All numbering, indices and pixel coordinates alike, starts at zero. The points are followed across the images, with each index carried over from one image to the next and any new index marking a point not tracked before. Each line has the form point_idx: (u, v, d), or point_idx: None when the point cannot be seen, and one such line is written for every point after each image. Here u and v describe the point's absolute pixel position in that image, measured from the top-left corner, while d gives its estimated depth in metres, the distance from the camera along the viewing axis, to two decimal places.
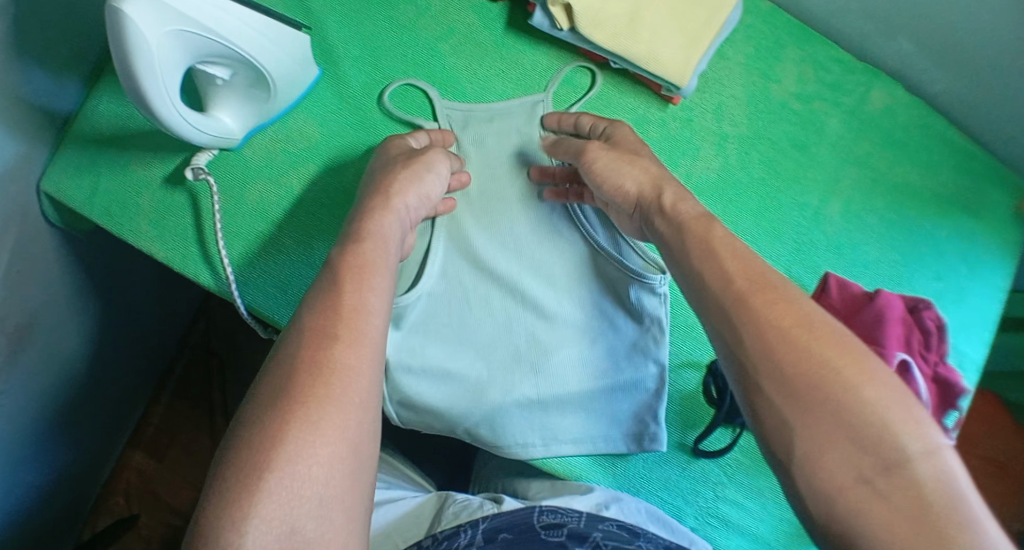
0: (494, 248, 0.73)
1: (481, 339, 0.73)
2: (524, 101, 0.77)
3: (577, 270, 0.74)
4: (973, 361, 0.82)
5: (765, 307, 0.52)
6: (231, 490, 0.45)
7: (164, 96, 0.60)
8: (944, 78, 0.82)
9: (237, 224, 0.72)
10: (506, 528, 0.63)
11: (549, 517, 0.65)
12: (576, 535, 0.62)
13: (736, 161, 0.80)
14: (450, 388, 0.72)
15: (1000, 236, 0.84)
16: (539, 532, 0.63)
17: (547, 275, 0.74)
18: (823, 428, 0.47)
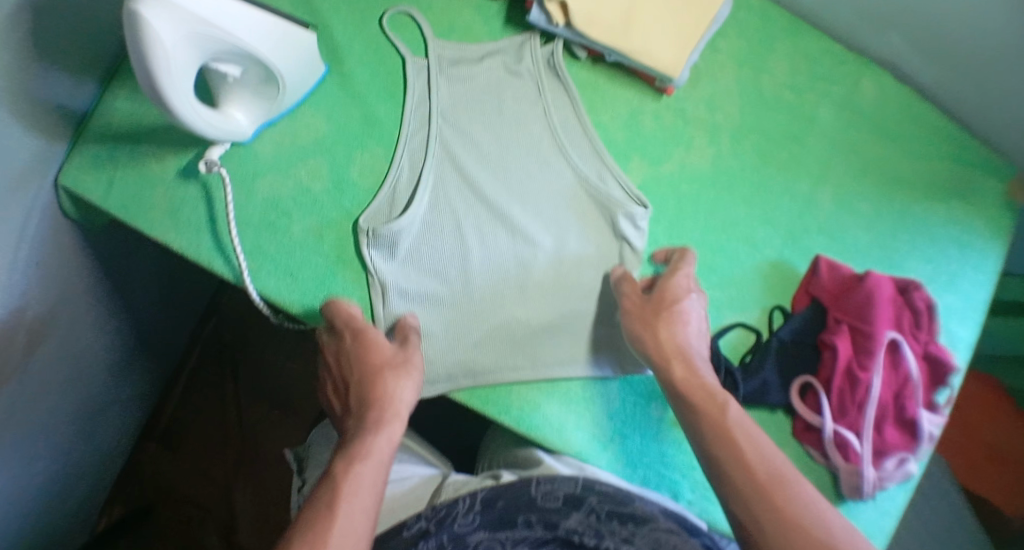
0: (484, 179, 0.77)
1: (473, 263, 0.76)
2: (514, 41, 0.82)
3: (564, 200, 0.79)
4: (965, 341, 0.83)
5: (763, 484, 0.60)
6: None
7: (181, 94, 0.63)
8: (932, 68, 0.84)
9: (248, 216, 0.75)
10: (503, 496, 0.69)
11: (546, 485, 0.69)
12: (572, 500, 0.67)
13: (729, 150, 0.82)
14: (442, 311, 0.75)
15: (993, 222, 0.86)
16: (537, 498, 0.68)
17: (535, 205, 0.78)
18: (792, 525, 0.58)
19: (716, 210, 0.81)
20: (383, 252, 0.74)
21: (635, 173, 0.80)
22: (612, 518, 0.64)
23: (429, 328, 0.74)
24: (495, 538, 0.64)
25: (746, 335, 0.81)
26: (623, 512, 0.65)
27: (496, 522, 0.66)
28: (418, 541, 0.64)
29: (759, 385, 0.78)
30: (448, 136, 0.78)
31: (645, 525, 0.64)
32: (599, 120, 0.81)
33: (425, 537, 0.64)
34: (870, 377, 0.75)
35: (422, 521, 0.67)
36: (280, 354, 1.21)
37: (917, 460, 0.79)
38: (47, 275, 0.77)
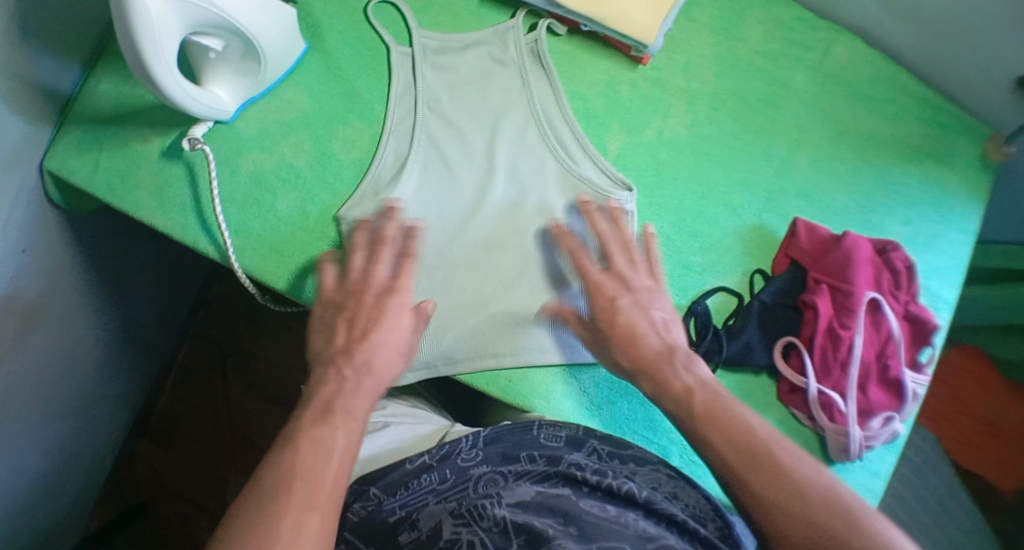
0: (465, 165, 0.78)
1: (457, 250, 0.76)
2: (496, 30, 0.81)
3: (549, 186, 0.79)
4: (946, 301, 0.84)
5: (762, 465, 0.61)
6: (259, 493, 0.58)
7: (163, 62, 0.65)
8: (902, 31, 0.86)
9: (232, 193, 0.76)
10: (507, 432, 0.71)
11: (548, 428, 0.71)
12: (574, 441, 0.69)
13: (707, 117, 0.84)
14: (425, 298, 0.75)
15: (966, 181, 0.87)
16: (539, 437, 0.70)
17: (520, 191, 0.78)
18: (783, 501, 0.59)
19: (696, 176, 0.83)
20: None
21: (614, 141, 0.82)
22: (612, 458, 0.68)
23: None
24: (498, 472, 0.67)
25: (729, 298, 0.81)
26: (623, 454, 0.69)
27: (499, 458, 0.69)
28: (419, 475, 0.70)
29: (743, 346, 0.78)
30: (431, 125, 0.78)
31: (646, 466, 0.68)
32: (577, 91, 0.82)
33: (428, 472, 0.69)
34: (852, 335, 0.76)
35: (425, 457, 0.71)
36: (269, 349, 1.19)
37: (903, 418, 0.79)
38: (35, 260, 0.77)
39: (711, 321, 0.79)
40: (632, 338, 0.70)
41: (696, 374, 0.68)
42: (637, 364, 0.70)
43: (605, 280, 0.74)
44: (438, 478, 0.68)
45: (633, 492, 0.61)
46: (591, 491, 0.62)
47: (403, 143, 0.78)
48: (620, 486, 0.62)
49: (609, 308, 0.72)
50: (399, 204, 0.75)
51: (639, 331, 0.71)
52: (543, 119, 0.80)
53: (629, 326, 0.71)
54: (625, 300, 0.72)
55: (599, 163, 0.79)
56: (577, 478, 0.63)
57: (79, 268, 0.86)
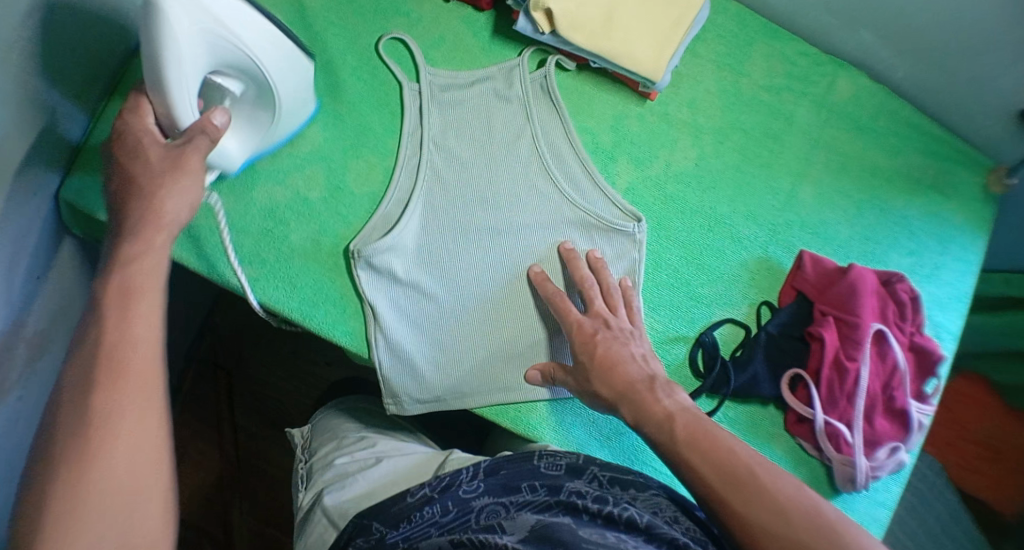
0: (471, 198, 0.79)
1: (463, 282, 0.77)
2: (502, 67, 0.82)
3: (555, 217, 0.80)
4: (950, 331, 0.86)
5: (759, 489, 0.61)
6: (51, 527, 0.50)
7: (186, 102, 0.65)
8: (904, 66, 0.87)
9: (243, 225, 0.77)
10: (506, 463, 0.71)
11: (548, 458, 0.71)
12: (574, 469, 0.69)
13: (711, 150, 0.85)
14: (432, 332, 0.77)
15: (968, 214, 0.89)
16: (540, 467, 0.70)
17: (526, 223, 0.79)
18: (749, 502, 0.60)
19: (701, 209, 0.84)
20: (372, 276, 0.76)
21: (622, 174, 0.83)
22: (613, 484, 0.67)
23: (417, 352, 0.76)
24: (499, 502, 0.66)
25: (736, 330, 0.82)
26: (624, 480, 0.68)
27: (500, 488, 0.68)
28: (420, 507, 0.68)
29: (750, 377, 0.79)
30: (437, 163, 0.79)
31: (646, 491, 0.67)
32: (585, 125, 0.83)
33: (429, 504, 0.68)
34: (858, 367, 0.77)
35: (425, 488, 0.70)
36: (273, 374, 1.18)
37: (909, 448, 0.80)
38: (47, 290, 0.78)
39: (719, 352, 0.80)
40: (615, 366, 0.70)
41: (677, 399, 0.68)
42: (617, 393, 0.69)
43: (586, 320, 0.74)
44: (439, 510, 0.67)
45: (633, 517, 0.61)
46: (591, 519, 0.61)
47: (409, 180, 0.79)
48: (620, 513, 0.61)
49: (588, 342, 0.72)
50: (406, 239, 0.77)
51: (619, 360, 0.70)
52: (549, 152, 0.81)
53: (608, 356, 0.70)
54: (605, 335, 0.72)
55: (608, 194, 0.80)
56: (578, 506, 0.63)
57: (85, 295, 0.87)
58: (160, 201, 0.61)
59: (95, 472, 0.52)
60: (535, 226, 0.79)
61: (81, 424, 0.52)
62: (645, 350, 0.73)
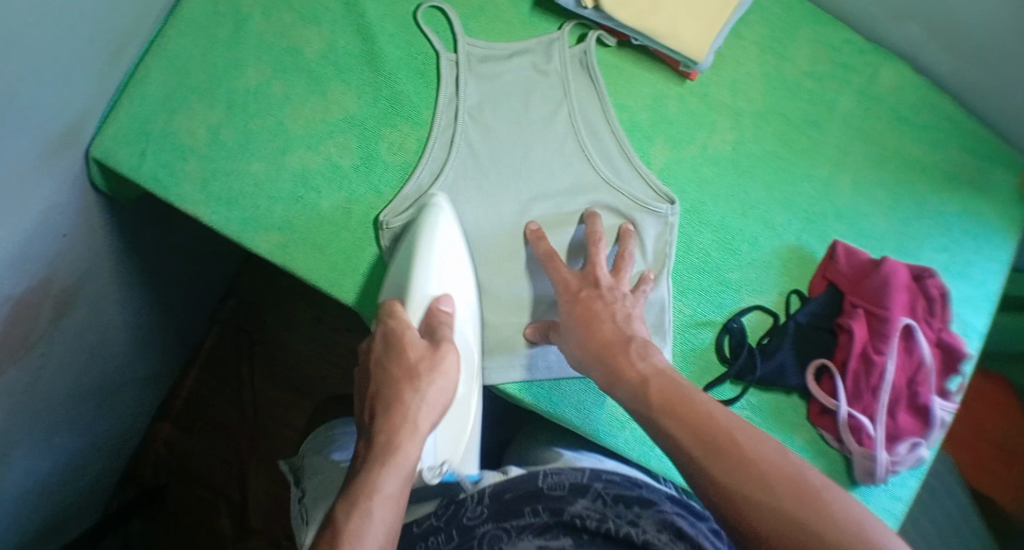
0: (504, 173, 0.78)
1: (490, 258, 0.78)
2: (541, 40, 0.81)
3: (586, 197, 0.79)
4: (977, 329, 0.85)
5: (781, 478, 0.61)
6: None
7: (416, 302, 0.71)
8: (950, 60, 0.86)
9: (275, 189, 0.76)
10: (511, 489, 0.72)
11: (552, 477, 0.72)
12: (578, 488, 0.71)
13: (750, 135, 0.84)
14: None
15: (1003, 213, 0.87)
16: (544, 488, 0.71)
17: (558, 202, 0.78)
18: (751, 483, 0.56)
19: (735, 194, 0.83)
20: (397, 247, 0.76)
21: (658, 155, 0.82)
22: (617, 503, 0.69)
23: None
24: (501, 527, 0.68)
25: (763, 317, 0.82)
26: (628, 498, 0.70)
27: (502, 511, 0.69)
28: (425, 537, 0.69)
29: (776, 366, 0.79)
30: (466, 137, 0.78)
31: (650, 509, 0.68)
32: (623, 103, 0.82)
33: (434, 533, 0.70)
34: (886, 361, 0.77)
35: (431, 517, 0.71)
36: (296, 338, 1.19)
37: (929, 445, 0.80)
38: (75, 246, 0.77)
39: (746, 340, 0.80)
40: (593, 324, 0.70)
41: (652, 361, 0.67)
42: (593, 351, 0.69)
43: (576, 277, 0.74)
44: (444, 538, 0.69)
45: (630, 534, 0.64)
46: (591, 538, 0.65)
47: (442, 152, 0.78)
48: (619, 531, 0.65)
49: (574, 299, 0.72)
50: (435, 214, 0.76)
51: (599, 317, 0.70)
52: (585, 130, 0.80)
53: (589, 315, 0.71)
54: (589, 293, 0.72)
55: (643, 176, 0.79)
56: (579, 527, 0.66)
57: (114, 254, 0.86)
58: (427, 397, 0.64)
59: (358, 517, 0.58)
60: (568, 204, 0.79)
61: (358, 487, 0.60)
62: (631, 311, 0.72)
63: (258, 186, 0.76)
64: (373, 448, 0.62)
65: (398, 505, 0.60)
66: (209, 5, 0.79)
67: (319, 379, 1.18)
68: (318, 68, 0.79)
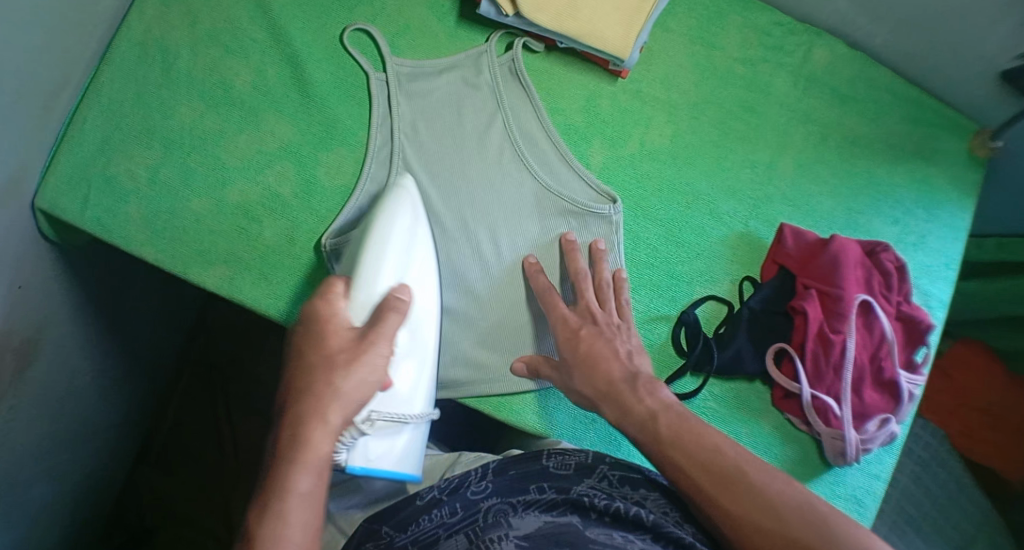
0: (455, 190, 0.78)
1: (465, 280, 0.78)
2: (470, 52, 0.81)
3: (532, 209, 0.79)
4: (939, 299, 0.85)
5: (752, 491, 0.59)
6: None
7: (359, 303, 0.66)
8: (881, 32, 0.86)
9: (219, 224, 0.76)
10: (515, 466, 0.71)
11: (558, 456, 0.70)
12: (585, 468, 0.69)
13: (688, 125, 0.84)
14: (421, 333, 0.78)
15: (952, 179, 0.87)
16: (549, 467, 0.69)
17: (514, 218, 0.79)
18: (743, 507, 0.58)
19: (678, 186, 0.83)
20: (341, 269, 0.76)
21: (596, 155, 0.82)
22: (624, 485, 0.67)
23: None
24: (506, 501, 0.66)
25: (718, 307, 0.81)
26: (636, 480, 0.68)
27: (507, 489, 0.68)
28: (429, 510, 0.68)
29: (734, 354, 0.78)
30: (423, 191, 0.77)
31: (657, 492, 0.66)
32: (557, 107, 0.82)
33: (438, 506, 0.69)
34: (843, 339, 0.76)
35: (436, 491, 0.70)
36: (269, 370, 1.19)
37: (899, 419, 0.79)
38: (32, 299, 0.78)
39: (701, 330, 0.79)
40: (595, 363, 0.71)
41: (659, 397, 0.67)
42: (601, 391, 0.70)
43: (571, 315, 0.75)
44: (448, 511, 0.68)
45: (640, 515, 0.61)
46: (599, 518, 0.61)
47: (381, 172, 0.78)
48: (627, 510, 0.61)
49: (572, 337, 0.73)
50: None
51: (601, 358, 0.71)
52: (521, 136, 0.80)
53: (590, 353, 0.72)
54: (589, 330, 0.73)
55: (585, 177, 0.80)
56: (586, 505, 0.62)
57: (73, 305, 0.86)
58: (341, 390, 0.61)
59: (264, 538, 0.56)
60: (512, 214, 0.79)
61: (262, 497, 0.58)
62: (632, 348, 0.73)
63: (199, 222, 0.76)
64: (282, 446, 0.60)
65: (312, 517, 0.58)
66: (135, 48, 0.79)
67: None
68: (251, 100, 0.79)
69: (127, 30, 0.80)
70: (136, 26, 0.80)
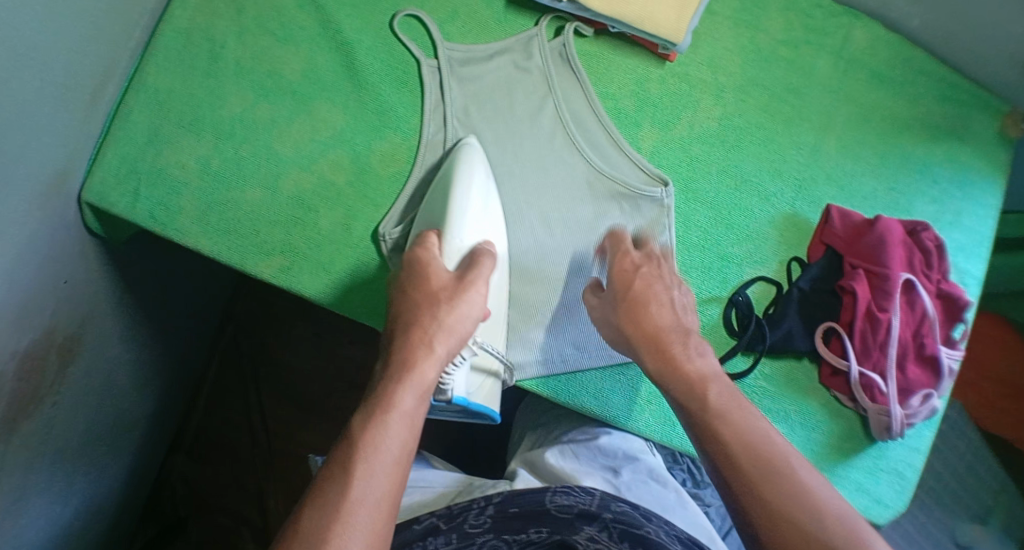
0: (514, 176, 0.79)
1: (531, 269, 0.79)
2: (520, 37, 0.81)
3: (586, 194, 0.80)
4: (974, 277, 0.87)
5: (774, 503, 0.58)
6: (330, 484, 0.55)
7: (454, 248, 0.70)
8: (920, 14, 0.87)
9: (272, 214, 0.76)
10: (514, 507, 0.68)
11: (563, 497, 0.69)
12: (587, 514, 0.67)
13: (734, 108, 0.85)
14: None
15: (988, 158, 0.89)
16: (551, 508, 0.68)
17: (574, 203, 0.79)
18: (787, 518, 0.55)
19: (726, 169, 0.84)
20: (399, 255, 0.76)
21: (646, 139, 0.82)
22: (624, 538, 0.64)
23: None
24: None
25: (767, 287, 0.83)
26: (636, 535, 0.65)
27: (505, 524, 0.67)
28: (425, 536, 0.68)
29: (784, 333, 0.80)
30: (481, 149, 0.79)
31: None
32: (607, 91, 0.83)
33: (434, 535, 0.67)
34: (890, 317, 0.78)
35: (433, 518, 0.69)
36: (299, 360, 1.18)
37: (940, 394, 0.81)
38: (79, 292, 0.77)
39: (753, 311, 0.80)
40: (644, 305, 0.68)
41: (708, 359, 0.66)
42: (649, 333, 0.67)
43: (634, 253, 0.73)
44: (443, 542, 0.67)
45: None
46: None
47: (435, 159, 0.78)
48: None
49: (621, 286, 0.70)
50: None
51: (653, 300, 0.69)
52: (572, 121, 0.81)
53: (644, 293, 0.69)
54: (648, 271, 0.71)
55: (634, 161, 0.80)
56: None
57: (115, 299, 0.85)
58: (444, 323, 0.64)
59: (374, 433, 0.58)
60: (563, 199, 0.79)
61: (370, 402, 0.60)
62: (685, 300, 0.71)
63: (253, 211, 0.76)
64: (391, 362, 0.63)
65: (413, 432, 0.60)
66: (181, 37, 0.78)
67: (331, 396, 1.17)
68: (301, 89, 0.79)
69: (171, 18, 0.78)
70: (181, 14, 0.79)
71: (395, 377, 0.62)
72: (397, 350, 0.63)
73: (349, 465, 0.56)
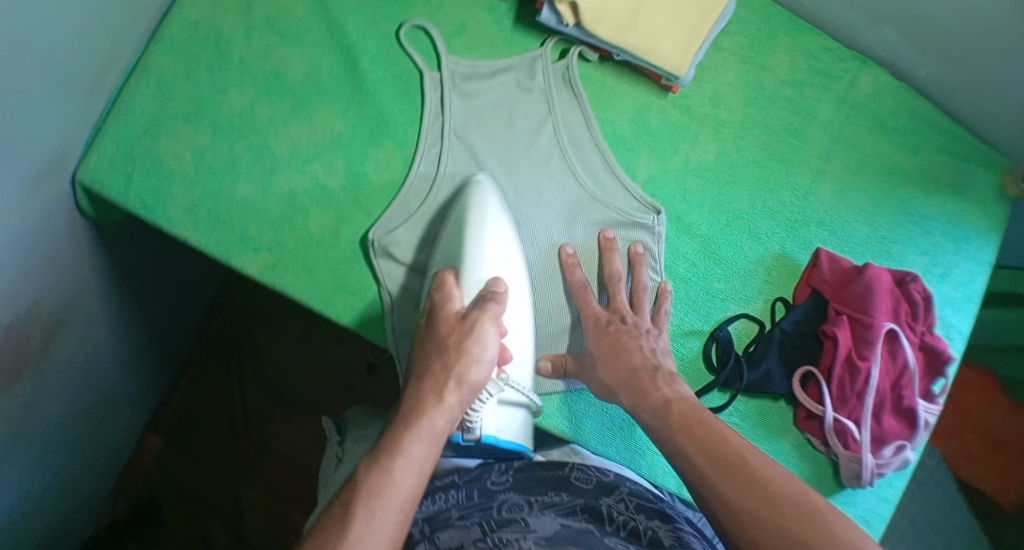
0: (507, 194, 0.79)
1: None
2: (525, 57, 0.81)
3: (578, 219, 0.80)
4: (959, 331, 0.86)
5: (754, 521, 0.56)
6: (331, 530, 0.54)
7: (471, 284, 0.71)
8: (928, 65, 0.86)
9: (264, 212, 0.76)
10: (534, 477, 0.71)
11: (581, 471, 0.72)
12: (605, 485, 0.70)
13: (732, 144, 0.85)
14: None
15: (983, 213, 0.89)
16: (571, 478, 0.71)
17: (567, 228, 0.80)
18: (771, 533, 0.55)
19: (719, 204, 0.84)
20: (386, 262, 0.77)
21: (642, 167, 0.83)
22: (641, 510, 0.66)
23: None
24: (522, 498, 0.67)
25: (749, 325, 0.83)
26: (652, 510, 0.67)
27: (525, 485, 0.70)
28: (445, 493, 0.71)
29: (763, 374, 0.80)
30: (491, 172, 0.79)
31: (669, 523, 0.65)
32: (607, 117, 0.83)
33: (455, 491, 0.71)
34: (870, 367, 0.78)
35: (454, 479, 0.74)
36: (284, 353, 1.19)
37: (915, 446, 0.81)
38: (67, 271, 0.77)
39: (733, 347, 0.81)
40: (620, 352, 0.72)
41: (676, 388, 0.68)
42: (621, 377, 0.71)
43: (604, 312, 0.76)
44: (465, 495, 0.70)
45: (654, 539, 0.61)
46: (614, 530, 0.62)
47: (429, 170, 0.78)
48: (642, 529, 0.63)
49: (601, 331, 0.74)
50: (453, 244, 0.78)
51: (627, 347, 0.72)
52: (569, 144, 0.81)
53: (617, 344, 0.73)
54: (617, 327, 0.75)
55: (630, 189, 0.80)
56: (603, 518, 0.63)
57: (103, 280, 0.85)
58: (456, 372, 0.64)
59: (378, 475, 0.57)
60: (554, 220, 0.80)
61: (378, 447, 0.60)
62: (656, 346, 0.74)
63: (244, 206, 0.76)
64: (405, 413, 0.63)
65: (418, 482, 0.58)
66: (188, 28, 0.79)
67: (312, 391, 1.18)
68: (302, 90, 0.79)
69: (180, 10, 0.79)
70: (189, 7, 0.79)
71: (404, 426, 0.62)
72: (411, 400, 0.64)
73: (349, 507, 0.56)
